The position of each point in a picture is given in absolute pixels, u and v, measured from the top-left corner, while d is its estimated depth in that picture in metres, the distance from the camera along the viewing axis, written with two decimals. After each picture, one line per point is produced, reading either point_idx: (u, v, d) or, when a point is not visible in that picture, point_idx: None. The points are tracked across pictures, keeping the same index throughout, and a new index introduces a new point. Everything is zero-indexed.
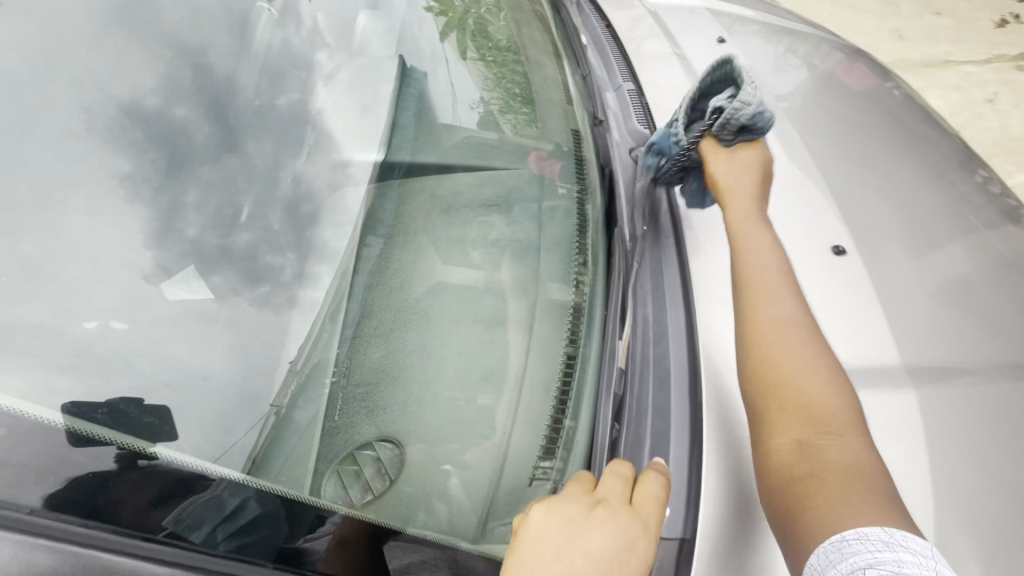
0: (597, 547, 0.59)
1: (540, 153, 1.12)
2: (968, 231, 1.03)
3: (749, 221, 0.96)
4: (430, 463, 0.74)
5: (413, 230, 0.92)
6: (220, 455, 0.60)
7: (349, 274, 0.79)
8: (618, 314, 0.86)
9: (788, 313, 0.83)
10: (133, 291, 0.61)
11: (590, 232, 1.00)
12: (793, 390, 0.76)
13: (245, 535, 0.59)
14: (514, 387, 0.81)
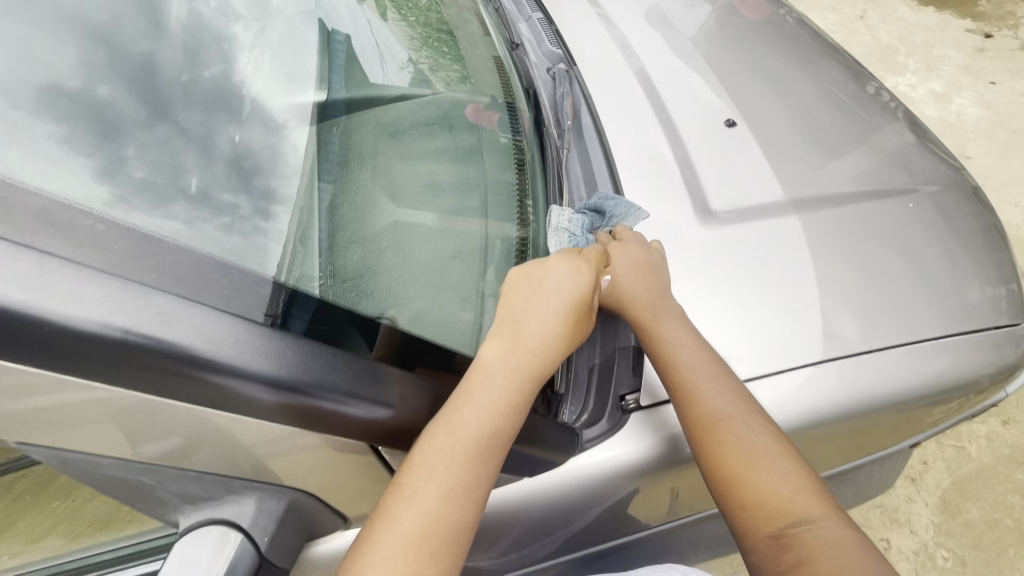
0: (557, 277, 0.74)
1: (477, 106, 1.18)
2: (847, 135, 1.25)
3: (645, 305, 0.85)
4: (426, 317, 0.83)
5: (361, 160, 0.95)
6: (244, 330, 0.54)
7: (308, 183, 0.81)
8: (556, 189, 1.06)
9: (721, 404, 0.75)
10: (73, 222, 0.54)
11: (524, 133, 1.16)
12: (720, 427, 0.74)
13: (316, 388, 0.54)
14: (481, 256, 0.96)
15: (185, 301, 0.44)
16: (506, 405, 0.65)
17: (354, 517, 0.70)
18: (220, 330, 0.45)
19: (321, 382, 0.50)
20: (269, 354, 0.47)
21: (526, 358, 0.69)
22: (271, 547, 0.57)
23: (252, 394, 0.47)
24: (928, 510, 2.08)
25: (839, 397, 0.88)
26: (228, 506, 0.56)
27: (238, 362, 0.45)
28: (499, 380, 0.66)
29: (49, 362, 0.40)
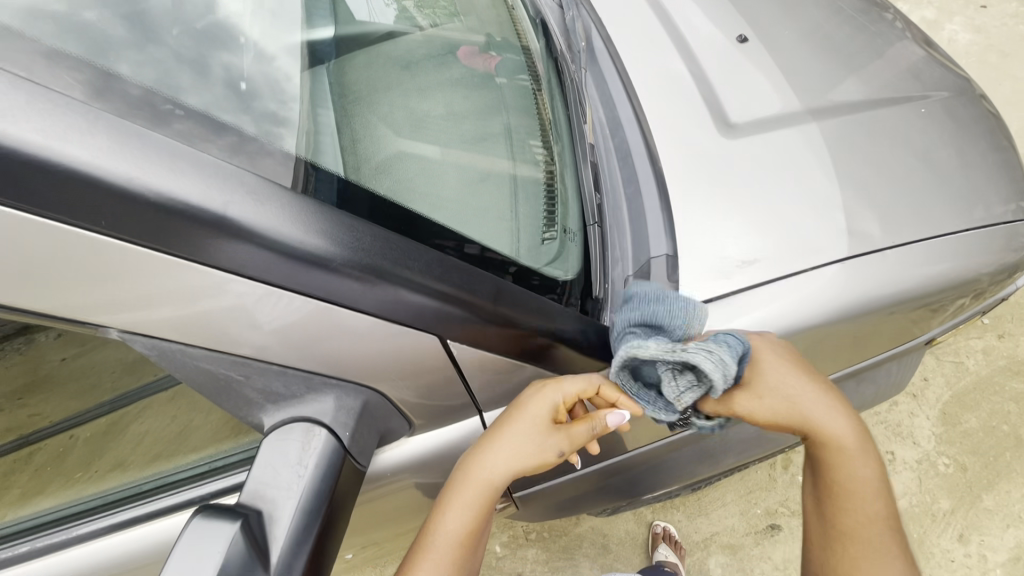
0: (529, 404, 0.72)
1: (466, 52, 1.07)
2: (843, 52, 1.26)
3: (847, 433, 0.72)
4: (458, 224, 0.79)
5: (358, 88, 0.87)
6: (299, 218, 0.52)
7: (309, 102, 0.73)
8: (577, 110, 1.05)
9: (863, 473, 0.72)
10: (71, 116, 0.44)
11: (537, 54, 1.14)
12: (844, 451, 0.72)
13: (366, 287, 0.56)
14: (509, 169, 0.92)
15: (266, 186, 0.51)
16: (468, 531, 0.70)
17: (418, 424, 0.75)
18: (295, 215, 0.51)
19: (381, 264, 0.55)
20: (334, 237, 0.53)
21: (487, 484, 0.71)
22: (352, 441, 0.61)
23: (324, 272, 0.53)
24: (930, 423, 2.18)
25: (865, 290, 0.91)
26: (309, 404, 0.58)
27: (310, 242, 0.52)
28: (462, 507, 0.70)
29: (161, 238, 0.47)
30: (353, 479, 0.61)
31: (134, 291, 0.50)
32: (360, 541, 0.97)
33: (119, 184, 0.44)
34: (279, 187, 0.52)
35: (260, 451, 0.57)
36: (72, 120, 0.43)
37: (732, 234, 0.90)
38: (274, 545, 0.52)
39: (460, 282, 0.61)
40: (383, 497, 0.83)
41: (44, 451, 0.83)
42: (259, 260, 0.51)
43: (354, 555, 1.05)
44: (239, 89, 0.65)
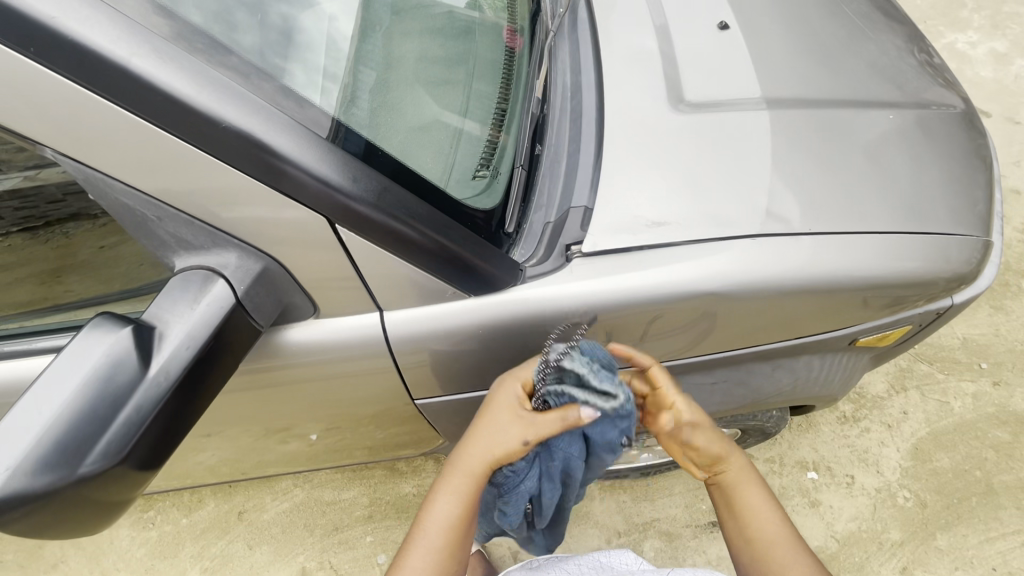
0: (497, 408, 0.87)
1: (514, 31, 1.17)
2: (839, 58, 1.27)
3: (729, 454, 0.97)
4: (397, 145, 0.88)
5: (376, 22, 0.96)
6: (320, 148, 0.67)
7: (354, 61, 0.88)
8: (537, 71, 1.13)
9: (751, 492, 0.97)
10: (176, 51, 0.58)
11: (520, 17, 1.21)
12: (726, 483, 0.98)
13: (356, 208, 0.70)
14: (461, 112, 1.01)
15: (176, 51, 0.58)
16: (456, 517, 0.86)
17: (322, 309, 0.85)
18: (200, 78, 0.59)
19: (275, 140, 0.63)
20: (236, 106, 0.61)
21: (470, 476, 0.86)
22: (245, 296, 0.71)
23: (220, 134, 0.60)
24: (897, 454, 2.11)
25: (773, 268, 0.94)
26: (215, 257, 0.71)
27: (213, 107, 0.59)
28: (451, 494, 0.87)
29: (77, 75, 0.55)
30: (244, 327, 0.72)
31: (146, 163, 0.62)
32: (319, 421, 1.13)
33: (46, 22, 0.53)
34: (193, 57, 0.60)
35: (166, 287, 0.69)
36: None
37: (654, 195, 0.95)
38: (157, 358, 0.64)
39: (354, 177, 0.69)
40: (315, 381, 0.96)
41: (80, 310, 0.93)
42: (161, 109, 0.58)
43: (320, 439, 1.25)
44: (295, 40, 0.79)
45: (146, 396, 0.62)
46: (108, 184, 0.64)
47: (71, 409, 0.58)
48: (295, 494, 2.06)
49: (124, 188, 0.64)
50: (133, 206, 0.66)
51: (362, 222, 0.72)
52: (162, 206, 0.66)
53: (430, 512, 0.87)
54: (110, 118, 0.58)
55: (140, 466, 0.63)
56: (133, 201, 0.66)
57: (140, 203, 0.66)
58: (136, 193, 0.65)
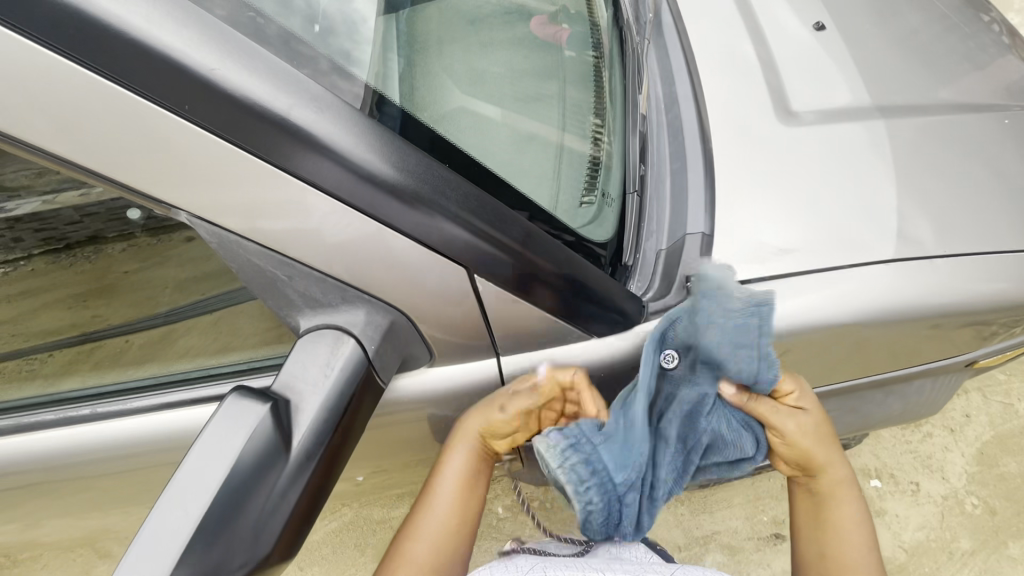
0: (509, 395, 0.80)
1: (543, 21, 1.05)
2: (943, 55, 1.18)
3: (835, 474, 0.82)
4: (505, 170, 0.79)
5: (444, 36, 0.88)
6: (403, 160, 0.57)
7: (382, 49, 0.73)
8: (634, 82, 1.07)
9: (840, 477, 0.82)
10: (293, 80, 0.51)
11: (603, 22, 1.14)
12: (833, 493, 0.81)
13: (452, 226, 0.61)
14: (560, 126, 0.93)
15: (327, 96, 0.53)
16: (462, 480, 0.82)
17: (438, 355, 0.78)
18: (348, 126, 0.54)
19: (417, 186, 0.58)
20: (378, 153, 0.56)
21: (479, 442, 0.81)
22: (376, 355, 0.65)
23: (352, 179, 0.55)
24: (963, 460, 1.94)
25: (904, 296, 0.88)
26: (344, 314, 0.64)
27: (350, 151, 0.54)
28: (458, 455, 0.82)
29: (232, 131, 0.50)
30: (374, 389, 0.66)
31: (262, 207, 0.56)
32: (393, 461, 1.07)
33: (202, 74, 0.48)
34: (343, 102, 0.55)
35: (293, 350, 0.62)
36: (160, 9, 0.46)
37: (777, 219, 0.89)
38: (299, 431, 0.58)
39: (489, 218, 0.64)
40: (412, 426, 0.90)
41: (104, 348, 0.88)
42: (309, 162, 0.53)
43: (364, 479, 1.18)
44: (321, 28, 0.65)
45: (291, 474, 0.56)
46: (240, 246, 0.59)
47: (219, 500, 0.51)
48: (343, 514, 1.99)
49: (256, 246, 0.59)
50: (265, 266, 0.61)
51: (462, 243, 0.62)
52: (294, 263, 0.61)
53: (437, 483, 0.81)
54: (229, 160, 0.52)
55: (282, 552, 0.57)
56: (267, 262, 0.61)
57: (270, 262, 0.61)
58: (268, 252, 0.60)
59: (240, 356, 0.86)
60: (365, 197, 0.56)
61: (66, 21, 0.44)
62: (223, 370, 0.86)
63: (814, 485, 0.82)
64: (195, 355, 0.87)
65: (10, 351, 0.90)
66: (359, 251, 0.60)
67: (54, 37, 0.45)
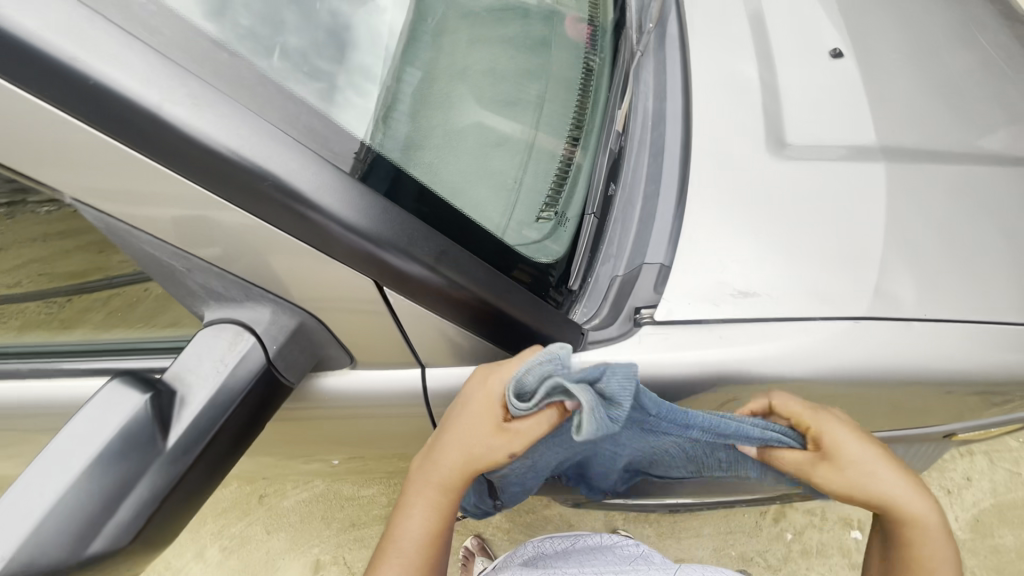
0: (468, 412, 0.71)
1: (576, 21, 1.06)
2: (974, 95, 1.07)
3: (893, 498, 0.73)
4: (456, 175, 0.74)
5: (433, 19, 0.84)
6: (369, 205, 0.59)
7: (398, 59, 0.74)
8: (619, 94, 1.01)
9: (916, 504, 0.74)
10: (193, 85, 0.51)
11: (602, 27, 1.08)
12: (917, 522, 0.74)
13: (417, 274, 0.63)
14: (531, 131, 0.88)
15: (219, 95, 0.52)
16: (432, 529, 0.74)
17: (360, 360, 0.78)
18: (246, 130, 0.52)
19: (327, 203, 0.56)
20: (289, 167, 0.54)
21: (444, 486, 0.73)
22: (277, 355, 0.65)
23: (317, 221, 0.57)
24: (954, 524, 1.74)
25: (872, 357, 0.81)
26: (248, 310, 0.65)
27: (312, 194, 0.55)
28: (424, 503, 0.74)
29: (134, 135, 0.50)
30: (274, 389, 0.65)
31: (166, 197, 0.55)
32: (333, 451, 1.06)
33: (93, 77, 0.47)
34: (239, 103, 0.53)
35: (192, 341, 0.62)
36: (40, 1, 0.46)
37: (744, 259, 0.83)
38: (178, 426, 0.57)
39: (453, 262, 0.65)
40: (344, 422, 0.89)
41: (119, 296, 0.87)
42: (209, 168, 0.52)
43: (341, 463, 1.18)
44: (340, 38, 0.68)
45: (162, 470, 0.55)
46: (132, 235, 0.61)
47: (77, 487, 0.51)
48: (315, 485, 1.99)
49: (153, 238, 0.61)
50: (166, 256, 0.62)
51: (426, 289, 0.65)
52: (191, 255, 0.62)
53: (400, 529, 0.74)
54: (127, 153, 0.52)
55: (152, 544, 0.57)
56: (166, 251, 0.62)
57: (171, 252, 0.62)
58: (167, 244, 0.61)
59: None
60: (335, 244, 0.59)
61: None
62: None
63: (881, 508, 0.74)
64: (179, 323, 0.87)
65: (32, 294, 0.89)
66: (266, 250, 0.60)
67: None
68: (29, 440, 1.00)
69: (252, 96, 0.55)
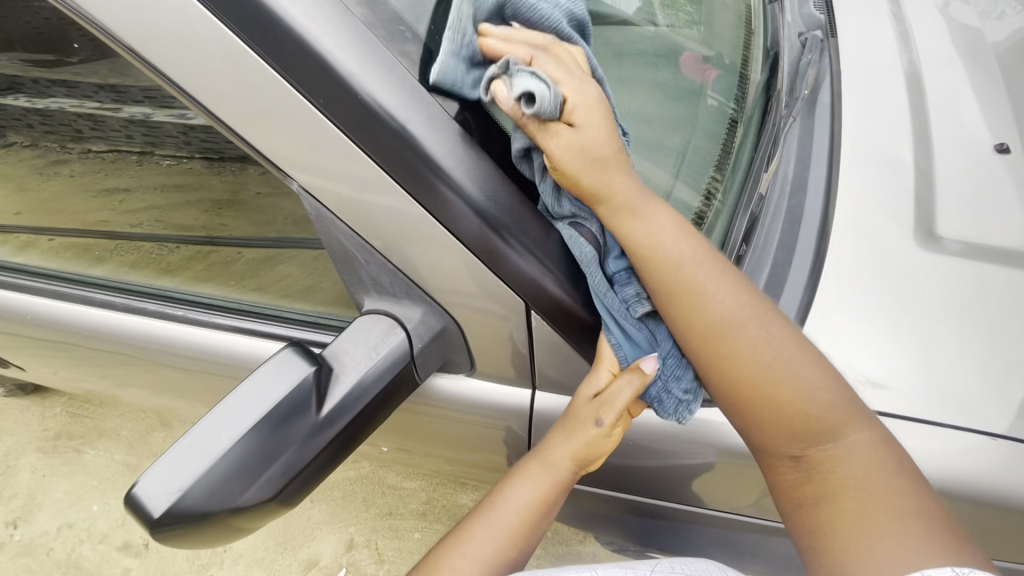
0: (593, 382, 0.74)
1: (710, 72, 1.08)
2: None
3: (742, 296, 0.70)
4: None
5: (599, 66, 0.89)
6: (526, 223, 0.65)
7: None
8: (765, 156, 1.01)
9: (756, 347, 0.69)
10: (412, 94, 0.58)
11: (750, 91, 1.11)
12: (759, 371, 0.69)
13: (554, 290, 0.68)
14: (670, 180, 0.89)
15: (446, 119, 0.60)
16: (530, 505, 0.78)
17: (478, 368, 0.82)
18: (461, 152, 0.61)
19: (509, 225, 0.64)
20: (484, 188, 0.62)
21: (547, 467, 0.79)
22: (419, 352, 0.70)
23: (480, 226, 0.63)
24: None
25: (1005, 481, 0.75)
26: (402, 308, 0.71)
27: (483, 203, 0.62)
28: (530, 478, 0.79)
29: (353, 127, 0.58)
30: (409, 382, 0.71)
31: (360, 184, 0.62)
32: (412, 445, 1.09)
33: (339, 74, 0.55)
34: (459, 128, 0.61)
35: (351, 326, 0.69)
36: (331, 17, 0.54)
37: (876, 348, 0.80)
38: (329, 401, 0.63)
39: (584, 282, 0.71)
40: (439, 421, 0.93)
41: (220, 254, 1.10)
42: (406, 167, 0.60)
43: (387, 451, 1.20)
44: (470, 35, 0.63)
45: (311, 439, 0.61)
46: (333, 224, 0.69)
47: (246, 440, 0.57)
48: (362, 466, 2.02)
49: (347, 230, 0.68)
50: (355, 251, 0.70)
51: (557, 308, 0.70)
52: (371, 247, 0.69)
53: (500, 501, 0.78)
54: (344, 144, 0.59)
55: (283, 503, 0.62)
56: (348, 241, 0.69)
57: (352, 243, 0.69)
58: (348, 237, 0.69)
59: (309, 306, 1.02)
60: (490, 253, 0.65)
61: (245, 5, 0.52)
62: (285, 313, 1.04)
63: (675, 292, 0.69)
64: (263, 291, 1.07)
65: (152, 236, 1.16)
66: (435, 252, 0.66)
67: (230, 15, 0.53)
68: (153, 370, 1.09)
69: (455, 112, 0.61)
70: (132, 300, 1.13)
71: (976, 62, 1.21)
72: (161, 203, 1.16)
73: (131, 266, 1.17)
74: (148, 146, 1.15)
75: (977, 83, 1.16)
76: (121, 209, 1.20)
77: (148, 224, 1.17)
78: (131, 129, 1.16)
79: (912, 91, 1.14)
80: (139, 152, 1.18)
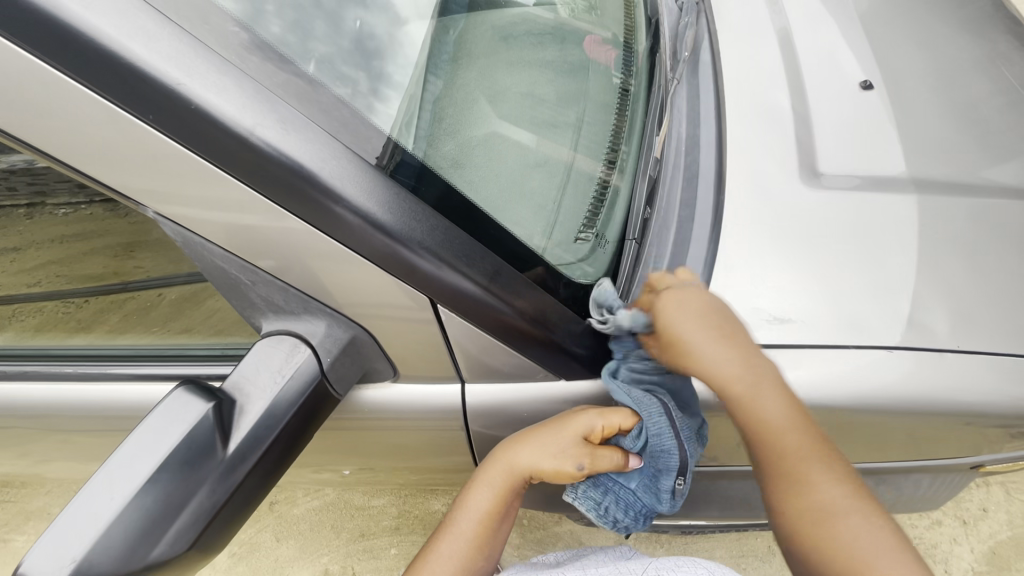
0: (582, 421, 0.74)
1: (600, 42, 1.08)
2: (1001, 124, 1.08)
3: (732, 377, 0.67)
4: (496, 189, 0.73)
5: (481, 45, 0.86)
6: (416, 217, 0.61)
7: (425, 68, 0.71)
8: (657, 119, 1.03)
9: (793, 437, 0.64)
10: (261, 100, 0.53)
11: (640, 56, 1.12)
12: (790, 462, 0.64)
13: (459, 284, 0.65)
14: (571, 151, 0.88)
15: (305, 121, 0.55)
16: (488, 514, 0.77)
17: (403, 374, 0.82)
18: (326, 153, 0.56)
19: (398, 225, 0.60)
20: (361, 187, 0.58)
21: (513, 477, 0.76)
22: (331, 367, 0.68)
23: (363, 227, 0.59)
24: None
25: (904, 388, 0.82)
26: (305, 325, 0.69)
27: (362, 204, 0.58)
28: (488, 485, 0.77)
29: (200, 144, 0.53)
30: (325, 399, 0.68)
31: (229, 203, 0.58)
32: (358, 462, 1.05)
33: (171, 88, 0.49)
34: (323, 129, 0.56)
35: (251, 353, 0.66)
36: (148, 26, 0.49)
37: (778, 287, 0.85)
38: (237, 434, 0.59)
39: (492, 271, 0.67)
40: (381, 432, 0.91)
41: (136, 299, 0.97)
42: (270, 177, 0.55)
43: (353, 473, 1.14)
44: (364, 46, 0.64)
45: (221, 480, 0.57)
46: (206, 248, 0.64)
47: (143, 493, 0.53)
48: (326, 493, 1.90)
49: (226, 255, 0.64)
50: (242, 274, 0.66)
51: (464, 299, 0.67)
52: (258, 268, 0.65)
53: (460, 510, 0.78)
54: (196, 164, 0.54)
55: (201, 552, 0.58)
56: (237, 268, 0.66)
57: (244, 269, 0.66)
58: (236, 264, 0.65)
59: (217, 342, 0.90)
60: (380, 254, 0.61)
61: (41, 28, 0.47)
62: (196, 351, 0.91)
63: (720, 395, 0.67)
64: (182, 331, 0.93)
65: (57, 291, 1.03)
66: (329, 264, 0.63)
67: (33, 43, 0.47)
68: (64, 437, 1.01)
69: (317, 110, 0.56)
70: (12, 364, 0.97)
71: (834, 7, 1.30)
72: (59, 256, 1.04)
73: (36, 329, 1.02)
74: (38, 197, 1.05)
75: (838, 25, 1.25)
76: (19, 268, 1.09)
77: (46, 281, 1.05)
78: (13, 181, 1.04)
79: (781, 42, 1.21)
80: (25, 205, 1.08)
